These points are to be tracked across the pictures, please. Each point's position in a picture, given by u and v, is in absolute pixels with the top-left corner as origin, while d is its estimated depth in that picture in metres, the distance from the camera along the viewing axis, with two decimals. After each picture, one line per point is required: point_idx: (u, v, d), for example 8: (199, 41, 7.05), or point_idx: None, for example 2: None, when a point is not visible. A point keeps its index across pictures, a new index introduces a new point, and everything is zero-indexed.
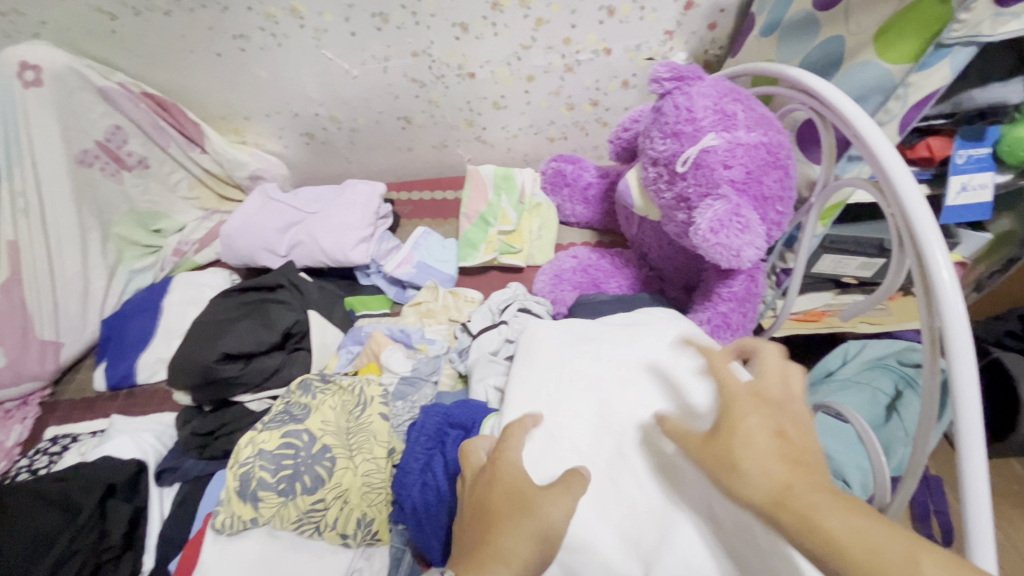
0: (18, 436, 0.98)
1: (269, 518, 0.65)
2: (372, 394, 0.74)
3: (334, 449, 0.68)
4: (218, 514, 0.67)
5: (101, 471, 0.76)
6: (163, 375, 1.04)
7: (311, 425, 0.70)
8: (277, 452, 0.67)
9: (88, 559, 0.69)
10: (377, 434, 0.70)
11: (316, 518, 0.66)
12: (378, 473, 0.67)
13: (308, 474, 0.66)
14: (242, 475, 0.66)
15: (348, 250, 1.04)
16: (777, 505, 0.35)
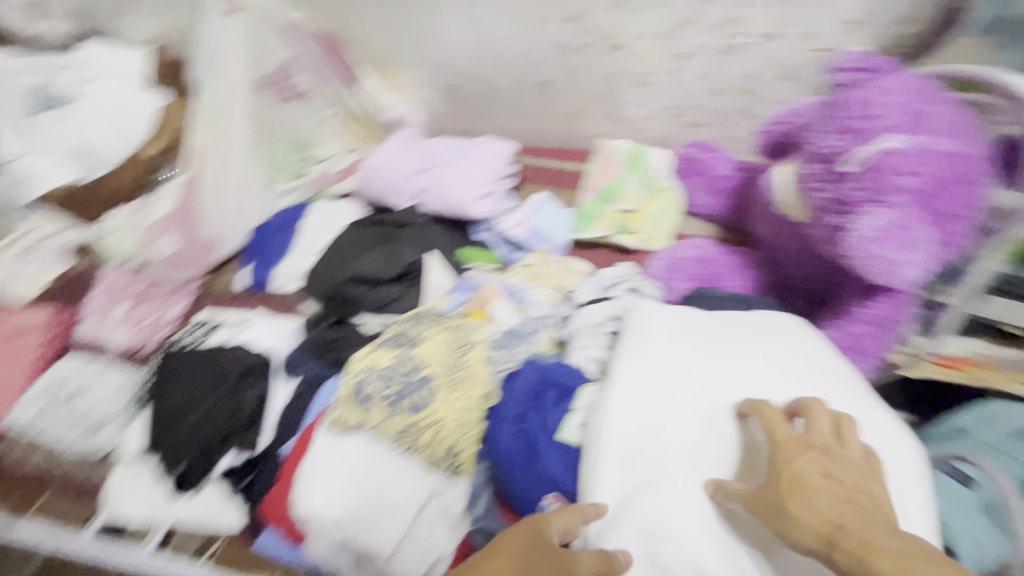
0: (180, 310, 1.15)
1: (372, 428, 0.70)
2: (476, 339, 0.78)
3: (435, 380, 0.72)
4: (330, 412, 0.73)
5: (237, 357, 0.85)
6: (292, 287, 1.16)
7: (420, 353, 0.75)
8: (386, 370, 0.73)
9: (219, 428, 0.80)
10: (477, 377, 0.74)
11: (410, 439, 0.70)
12: (471, 412, 0.72)
13: (413, 398, 0.71)
14: (357, 383, 0.73)
15: (470, 202, 1.08)
16: (829, 545, 0.43)
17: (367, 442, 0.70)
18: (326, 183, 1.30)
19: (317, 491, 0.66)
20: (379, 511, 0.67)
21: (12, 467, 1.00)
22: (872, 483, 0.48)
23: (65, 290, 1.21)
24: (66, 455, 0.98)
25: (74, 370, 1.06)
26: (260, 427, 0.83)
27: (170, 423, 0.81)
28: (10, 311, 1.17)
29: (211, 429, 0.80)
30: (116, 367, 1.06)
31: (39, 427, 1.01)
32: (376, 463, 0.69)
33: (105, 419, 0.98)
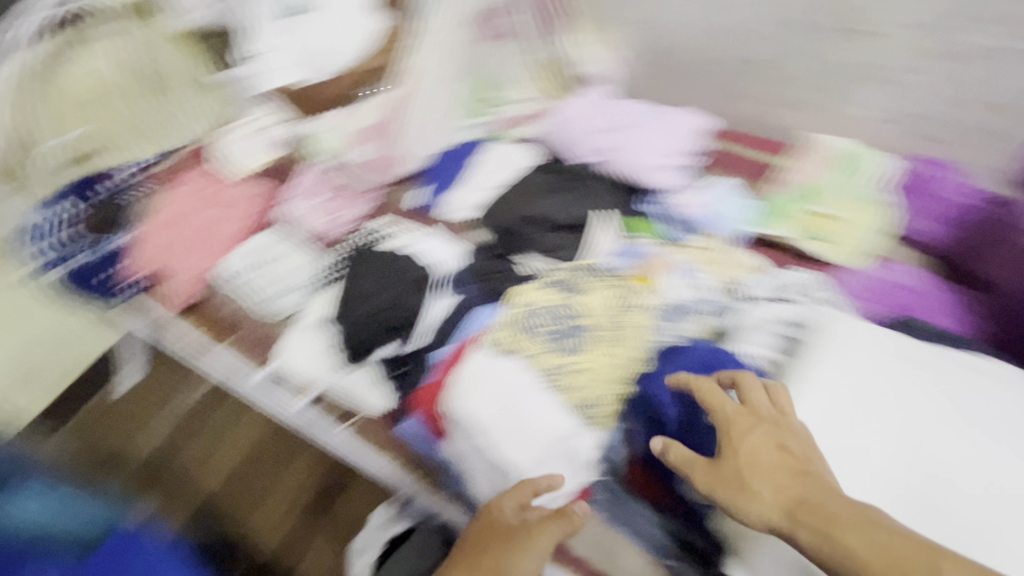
0: (362, 212, 1.29)
1: (526, 356, 0.74)
2: (637, 303, 0.79)
3: (594, 329, 0.75)
4: (489, 331, 0.77)
5: (400, 266, 0.93)
6: (457, 214, 1.22)
7: (583, 301, 0.77)
8: (552, 308, 0.77)
9: (375, 325, 0.90)
10: (631, 339, 0.76)
11: (557, 377, 0.73)
12: (618, 370, 0.74)
13: (570, 340, 0.74)
14: (521, 311, 0.77)
15: (652, 170, 1.03)
16: (792, 521, 0.52)
17: (518, 370, 0.73)
18: (501, 127, 1.31)
19: (468, 400, 0.71)
20: (519, 436, 0.70)
21: (217, 305, 1.20)
22: (815, 450, 0.58)
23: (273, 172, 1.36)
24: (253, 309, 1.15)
25: (270, 242, 1.21)
26: (414, 330, 0.90)
27: (351, 303, 0.91)
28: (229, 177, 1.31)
29: (385, 317, 0.90)
30: (304, 247, 1.21)
31: (235, 283, 1.17)
32: (524, 391, 0.71)
33: (292, 286, 1.14)
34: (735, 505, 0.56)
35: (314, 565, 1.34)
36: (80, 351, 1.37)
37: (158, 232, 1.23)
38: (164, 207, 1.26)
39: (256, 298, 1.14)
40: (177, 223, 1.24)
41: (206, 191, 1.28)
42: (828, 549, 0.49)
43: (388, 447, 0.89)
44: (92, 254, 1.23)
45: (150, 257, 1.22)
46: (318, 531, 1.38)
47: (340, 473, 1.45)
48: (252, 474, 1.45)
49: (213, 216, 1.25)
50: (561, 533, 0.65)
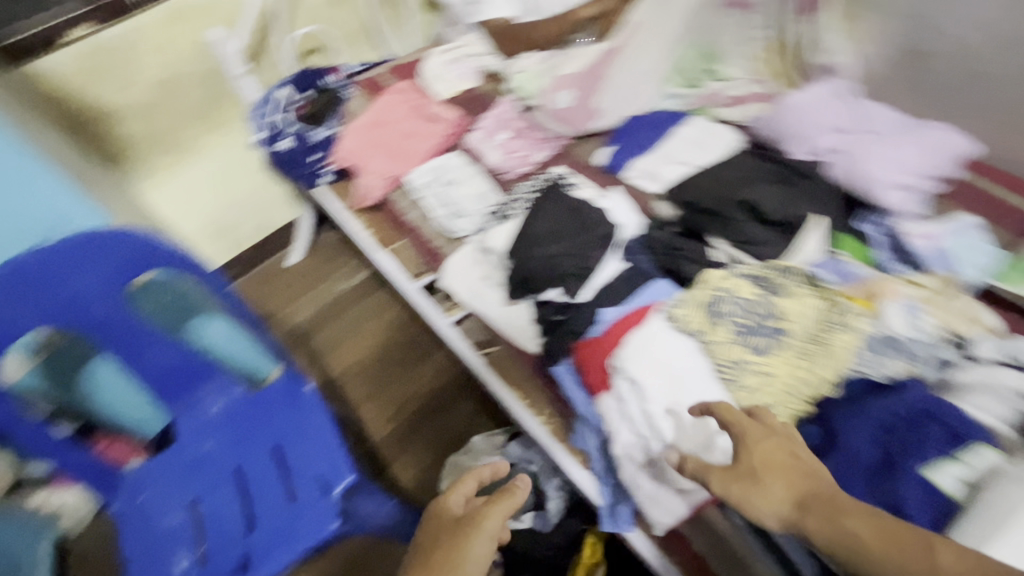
0: (541, 157, 1.27)
1: (711, 342, 0.70)
2: (853, 324, 0.69)
3: (791, 337, 0.69)
4: (675, 307, 0.73)
5: (591, 219, 0.91)
6: (641, 182, 1.17)
7: (787, 304, 0.71)
8: (749, 302, 0.71)
9: (550, 270, 0.88)
10: (833, 357, 0.68)
11: (740, 373, 0.68)
12: (809, 386, 0.67)
13: (763, 340, 0.69)
14: (717, 295, 0.72)
15: (890, 187, 0.91)
16: (800, 510, 0.50)
17: (695, 353, 0.70)
18: (712, 102, 1.24)
19: (640, 365, 0.70)
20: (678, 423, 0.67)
21: (398, 210, 1.27)
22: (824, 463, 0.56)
23: (468, 101, 1.42)
24: (430, 223, 1.22)
25: (459, 164, 1.27)
26: (585, 284, 0.87)
27: (531, 244, 0.90)
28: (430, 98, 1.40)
29: (562, 268, 0.87)
30: (483, 177, 1.25)
31: (421, 195, 1.25)
32: (700, 374, 0.69)
33: (469, 211, 1.18)
34: (750, 504, 0.53)
35: (408, 468, 1.44)
36: (265, 215, 1.82)
37: (358, 131, 1.36)
38: (368, 111, 1.39)
39: (434, 213, 1.21)
40: (376, 128, 1.36)
41: (404, 105, 1.38)
42: (839, 548, 0.47)
43: (522, 386, 0.95)
44: (295, 142, 1.42)
45: (347, 151, 1.35)
46: (418, 439, 1.48)
47: (444, 395, 1.54)
48: (374, 366, 1.63)
49: (405, 129, 1.35)
50: (507, 510, 0.78)
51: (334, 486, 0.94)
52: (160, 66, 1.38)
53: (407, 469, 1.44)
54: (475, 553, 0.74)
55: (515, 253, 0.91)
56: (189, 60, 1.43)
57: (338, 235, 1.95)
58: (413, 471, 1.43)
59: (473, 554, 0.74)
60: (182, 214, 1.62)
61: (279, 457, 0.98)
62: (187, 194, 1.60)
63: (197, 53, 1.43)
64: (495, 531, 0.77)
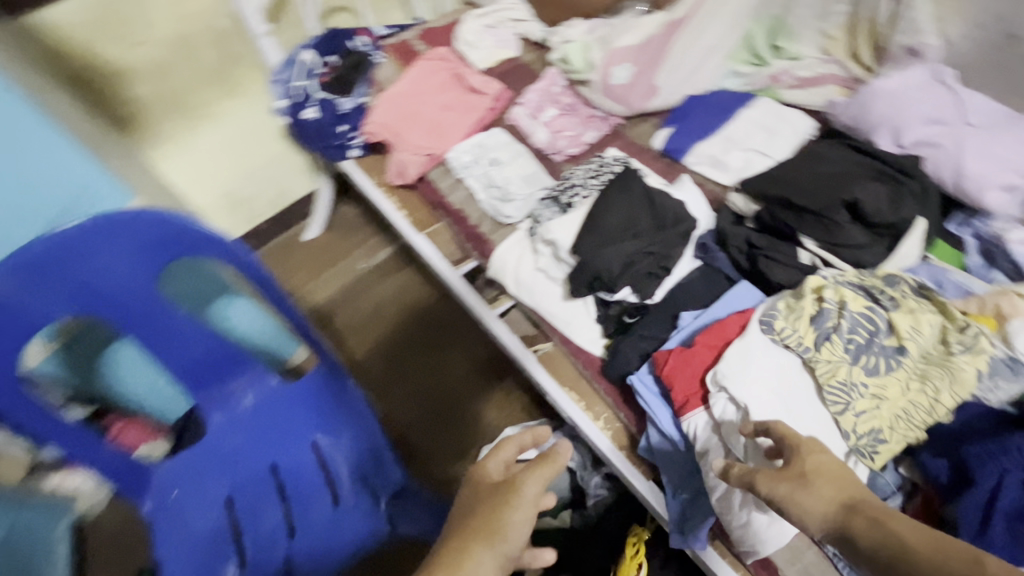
0: (592, 138, 1.18)
1: (818, 360, 0.64)
2: (983, 347, 0.63)
3: (908, 358, 0.64)
4: (775, 319, 0.67)
5: (670, 211, 0.83)
6: (702, 169, 1.09)
7: (901, 321, 0.65)
8: (858, 316, 0.65)
9: (625, 269, 0.80)
10: (957, 384, 0.62)
11: (851, 397, 0.62)
12: (925, 412, 0.62)
13: (875, 361, 0.64)
14: (824, 309, 0.66)
15: (987, 188, 0.84)
16: (847, 511, 0.44)
17: (797, 368, 0.65)
18: (779, 83, 1.16)
19: (734, 386, 0.63)
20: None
21: (436, 190, 1.18)
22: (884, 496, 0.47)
23: (509, 74, 1.33)
24: (472, 206, 1.13)
25: (504, 143, 1.19)
26: (661, 284, 0.82)
27: (607, 242, 0.81)
28: (468, 69, 1.30)
29: (634, 267, 0.80)
30: (529, 157, 1.16)
31: (464, 176, 1.16)
32: (803, 391, 0.64)
33: (517, 195, 1.09)
34: (789, 501, 0.47)
35: (440, 459, 1.39)
36: (284, 183, 1.73)
37: (391, 103, 1.27)
38: (401, 82, 1.30)
39: (479, 195, 1.12)
40: (410, 100, 1.27)
41: (442, 77, 1.30)
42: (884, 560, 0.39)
43: (578, 387, 0.88)
44: (320, 111, 1.33)
45: (378, 123, 1.26)
46: (448, 430, 1.42)
47: (472, 383, 1.48)
48: (400, 351, 1.57)
49: (443, 102, 1.26)
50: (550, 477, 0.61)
51: (379, 493, 0.91)
52: (175, 21, 1.26)
53: (439, 462, 1.38)
54: (512, 536, 0.56)
55: (581, 248, 0.82)
56: (206, 16, 1.31)
57: (356, 211, 1.85)
58: (445, 462, 1.38)
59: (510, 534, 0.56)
60: (194, 184, 1.51)
61: (319, 458, 0.93)
62: (201, 163, 1.50)
63: (213, 8, 1.31)
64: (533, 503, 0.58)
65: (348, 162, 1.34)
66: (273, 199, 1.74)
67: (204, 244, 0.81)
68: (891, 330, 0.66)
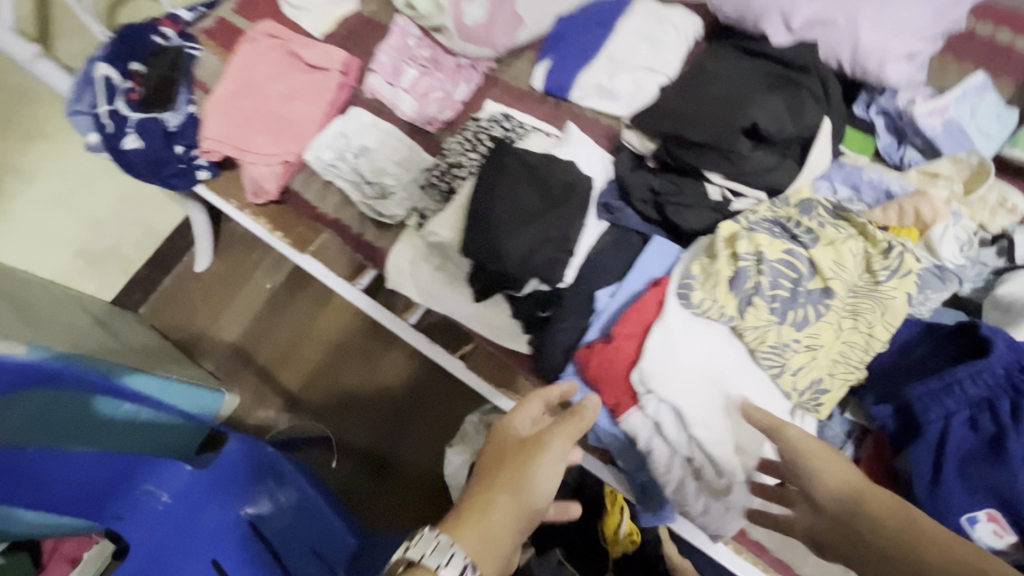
0: (464, 94, 1.03)
1: (746, 328, 0.59)
2: (909, 266, 0.59)
3: (837, 298, 0.59)
4: (692, 291, 0.61)
5: (559, 176, 0.72)
6: (592, 103, 0.96)
7: (822, 258, 0.60)
8: (778, 266, 0.60)
9: (524, 265, 0.69)
10: (889, 314, 0.59)
11: (787, 356, 0.59)
12: (862, 350, 0.59)
13: (804, 311, 0.59)
14: (741, 269, 0.60)
15: (888, 60, 0.76)
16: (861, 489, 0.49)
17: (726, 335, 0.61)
18: None
19: (663, 378, 0.60)
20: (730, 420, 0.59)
21: (306, 203, 1.02)
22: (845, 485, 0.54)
23: (353, 34, 1.12)
24: (350, 212, 0.98)
25: (367, 125, 1.02)
26: (570, 262, 0.72)
27: (496, 236, 0.69)
28: (301, 41, 1.09)
29: (535, 259, 0.69)
30: (400, 136, 1.01)
31: (330, 179, 0.99)
32: (736, 355, 0.61)
33: (396, 186, 0.95)
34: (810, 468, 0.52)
35: (411, 464, 1.33)
36: (147, 221, 1.50)
37: (221, 109, 1.05)
38: (225, 80, 1.07)
39: (352, 197, 0.96)
40: (243, 98, 1.06)
41: (272, 58, 1.08)
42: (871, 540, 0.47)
43: None
44: (143, 137, 1.10)
45: (214, 139, 1.05)
46: (409, 436, 1.35)
47: (420, 382, 1.40)
48: (336, 365, 1.45)
49: (283, 91, 1.06)
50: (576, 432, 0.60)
51: (335, 560, 0.86)
52: None
53: (394, 496, 1.31)
54: (538, 490, 0.57)
55: (470, 252, 0.71)
56: None
57: (243, 226, 1.63)
58: (418, 465, 1.33)
59: (537, 490, 0.57)
60: (35, 250, 1.33)
61: (261, 536, 0.86)
62: (29, 233, 1.33)
63: None
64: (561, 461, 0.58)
65: (201, 188, 1.14)
66: (143, 239, 1.51)
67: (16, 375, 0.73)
68: (814, 271, 0.61)
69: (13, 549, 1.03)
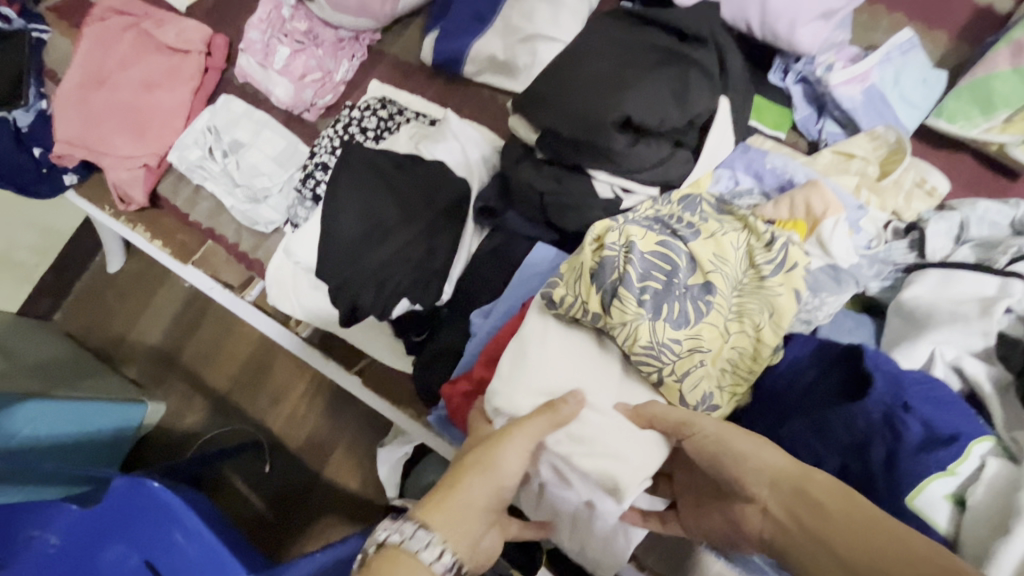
0: (346, 73, 0.90)
1: (614, 326, 0.50)
2: (796, 260, 0.53)
3: (719, 293, 0.51)
4: (554, 287, 0.53)
5: (433, 178, 0.67)
6: (488, 78, 0.85)
7: (702, 251, 0.52)
8: (651, 257, 0.51)
9: (393, 283, 0.63)
10: (774, 318, 0.52)
11: (662, 359, 0.49)
12: (749, 359, 0.52)
13: (682, 306, 0.50)
14: (606, 258, 0.50)
15: (801, 21, 0.66)
16: (801, 484, 0.41)
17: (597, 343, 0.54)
18: None
19: (518, 392, 0.52)
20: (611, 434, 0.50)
21: (178, 210, 0.92)
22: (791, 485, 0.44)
23: (220, 4, 0.97)
24: (227, 218, 0.88)
25: (237, 116, 0.90)
26: (447, 277, 0.65)
27: (351, 257, 0.62)
28: (157, 18, 0.94)
29: (389, 284, 0.63)
30: (277, 126, 0.89)
31: (199, 181, 0.88)
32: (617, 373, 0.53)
33: (269, 188, 0.85)
34: (741, 457, 0.44)
35: (349, 463, 1.29)
36: (43, 222, 1.38)
37: (70, 103, 0.92)
38: (72, 68, 0.93)
39: (225, 201, 0.86)
40: (94, 89, 0.92)
41: (125, 40, 0.94)
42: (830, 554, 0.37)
43: (408, 406, 0.74)
44: None
45: (67, 140, 0.92)
46: (341, 434, 1.31)
47: None
48: (266, 364, 1.38)
49: (139, 78, 0.92)
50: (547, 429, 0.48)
51: None
52: None
53: (332, 497, 1.27)
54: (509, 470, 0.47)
55: (324, 273, 0.63)
56: None
57: None
58: (355, 463, 1.29)
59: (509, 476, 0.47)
60: None
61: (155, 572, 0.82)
62: None
63: None
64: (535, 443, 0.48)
65: (71, 194, 1.01)
66: (40, 244, 1.39)
67: None
68: (694, 264, 0.53)
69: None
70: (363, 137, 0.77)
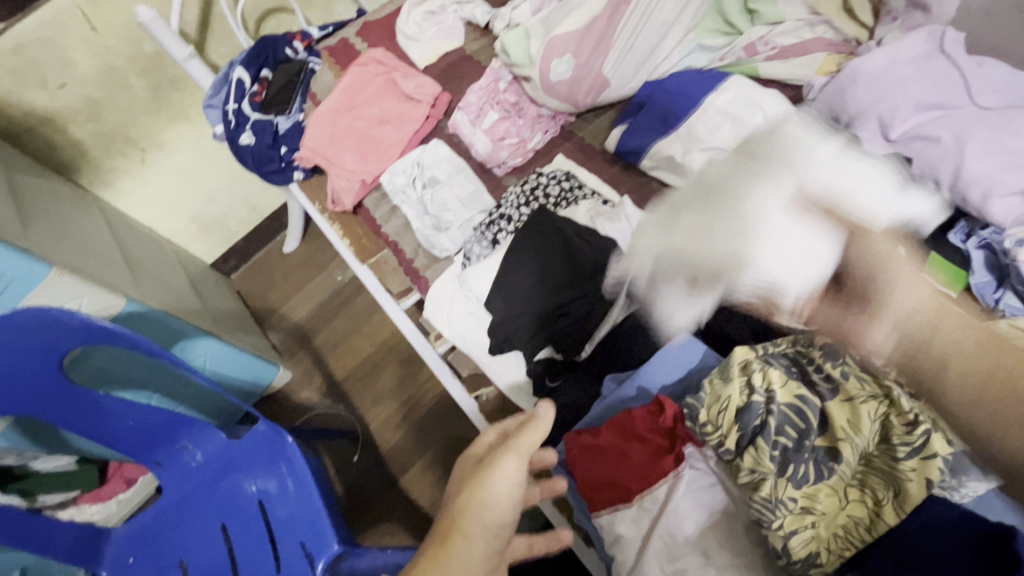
0: (538, 143, 1.05)
1: (741, 466, 0.55)
2: (937, 450, 0.49)
3: (844, 461, 0.53)
4: (698, 410, 0.59)
5: (601, 252, 0.76)
6: (661, 174, 0.94)
7: (835, 414, 0.56)
8: (789, 417, 0.56)
9: (549, 331, 0.74)
10: (902, 497, 0.50)
11: (776, 514, 0.52)
12: (864, 530, 0.51)
13: (804, 467, 0.53)
14: (752, 401, 0.56)
15: (998, 192, 0.67)
16: (931, 325, 0.53)
17: (767, 171, 0.62)
18: (755, 56, 0.98)
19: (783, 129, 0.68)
20: (758, 224, 0.58)
21: (373, 220, 1.10)
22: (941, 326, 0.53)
23: (451, 69, 1.19)
24: (410, 237, 1.05)
25: (442, 158, 1.07)
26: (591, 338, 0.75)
27: (517, 300, 0.75)
28: (405, 72, 1.17)
29: (545, 332, 0.74)
30: (471, 173, 1.06)
31: (398, 203, 1.06)
32: (846, 176, 0.62)
33: (453, 222, 1.00)
34: (882, 297, 0.55)
35: (425, 475, 1.38)
36: (254, 200, 1.67)
37: (322, 121, 1.16)
38: (333, 94, 1.17)
39: (413, 224, 1.03)
40: (343, 115, 1.16)
41: (376, 82, 1.17)
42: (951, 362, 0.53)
43: None
44: (256, 134, 1.24)
45: (311, 147, 1.16)
46: (422, 452, 1.41)
47: (447, 405, 1.45)
48: (382, 364, 1.54)
49: (378, 114, 1.14)
50: (533, 445, 0.53)
51: (315, 560, 0.86)
52: (96, 53, 1.19)
53: (402, 500, 1.36)
54: (496, 510, 0.50)
55: (494, 307, 0.76)
56: (128, 45, 1.22)
57: None
58: (432, 477, 1.37)
59: (490, 507, 0.50)
60: (159, 213, 1.50)
61: (263, 514, 0.94)
62: (160, 195, 1.47)
63: (132, 34, 1.21)
64: (524, 462, 0.52)
65: (295, 187, 1.26)
66: (246, 216, 1.69)
67: (83, 338, 0.80)
68: (825, 428, 0.56)
69: (84, 462, 1.18)
70: (544, 200, 0.90)
